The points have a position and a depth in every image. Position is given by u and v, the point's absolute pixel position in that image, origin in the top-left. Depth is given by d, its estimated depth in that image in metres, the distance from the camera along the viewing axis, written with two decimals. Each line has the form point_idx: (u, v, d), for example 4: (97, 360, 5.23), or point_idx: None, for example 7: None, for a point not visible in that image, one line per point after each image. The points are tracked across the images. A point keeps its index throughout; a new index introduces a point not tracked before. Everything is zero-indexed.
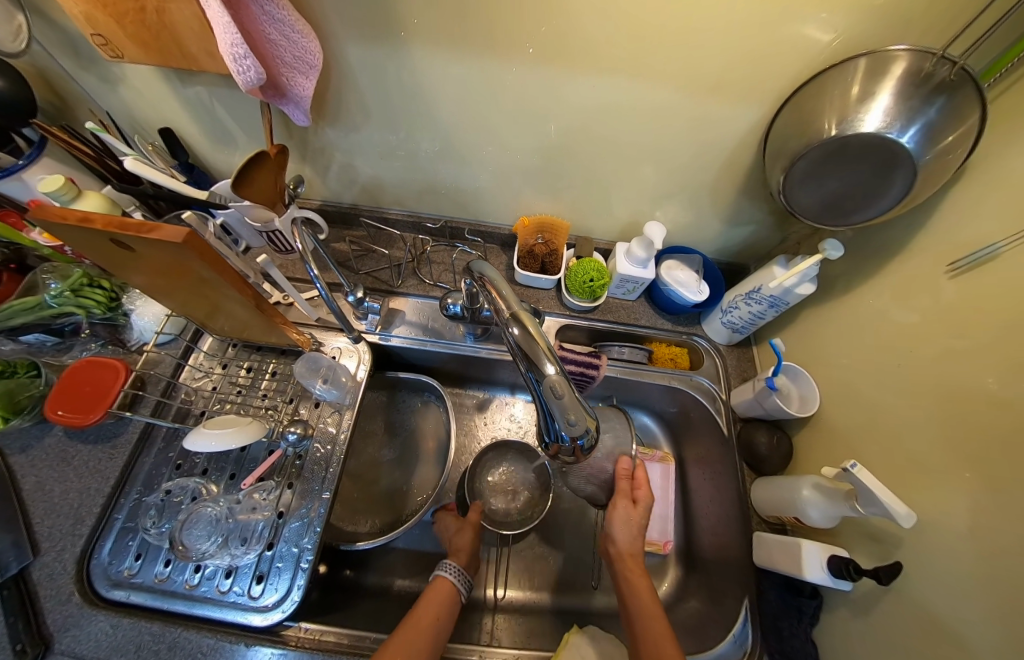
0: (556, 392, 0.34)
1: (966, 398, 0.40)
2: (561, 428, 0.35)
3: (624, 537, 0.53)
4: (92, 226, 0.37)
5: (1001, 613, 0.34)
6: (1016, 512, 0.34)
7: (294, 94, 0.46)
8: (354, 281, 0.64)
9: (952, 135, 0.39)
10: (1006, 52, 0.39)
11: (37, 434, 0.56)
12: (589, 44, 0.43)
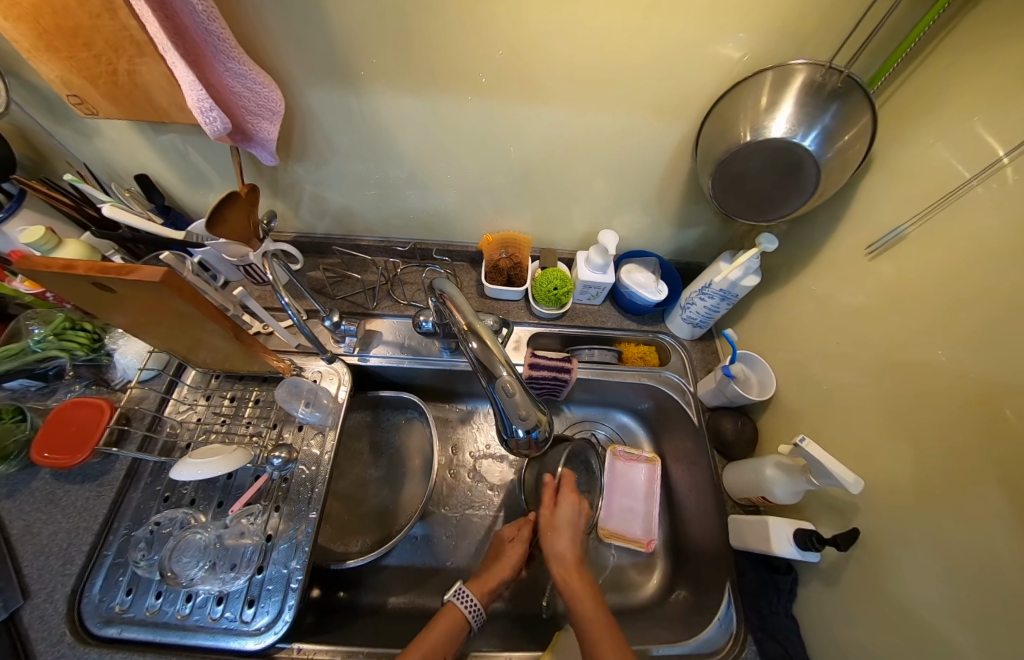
0: (509, 390, 0.37)
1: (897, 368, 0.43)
2: (514, 425, 0.38)
3: (559, 544, 0.56)
4: (75, 272, 0.39)
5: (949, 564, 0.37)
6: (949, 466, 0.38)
7: (260, 139, 0.50)
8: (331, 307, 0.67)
9: (848, 134, 0.44)
10: (888, 59, 0.45)
11: (24, 479, 0.56)
12: (528, 76, 0.48)
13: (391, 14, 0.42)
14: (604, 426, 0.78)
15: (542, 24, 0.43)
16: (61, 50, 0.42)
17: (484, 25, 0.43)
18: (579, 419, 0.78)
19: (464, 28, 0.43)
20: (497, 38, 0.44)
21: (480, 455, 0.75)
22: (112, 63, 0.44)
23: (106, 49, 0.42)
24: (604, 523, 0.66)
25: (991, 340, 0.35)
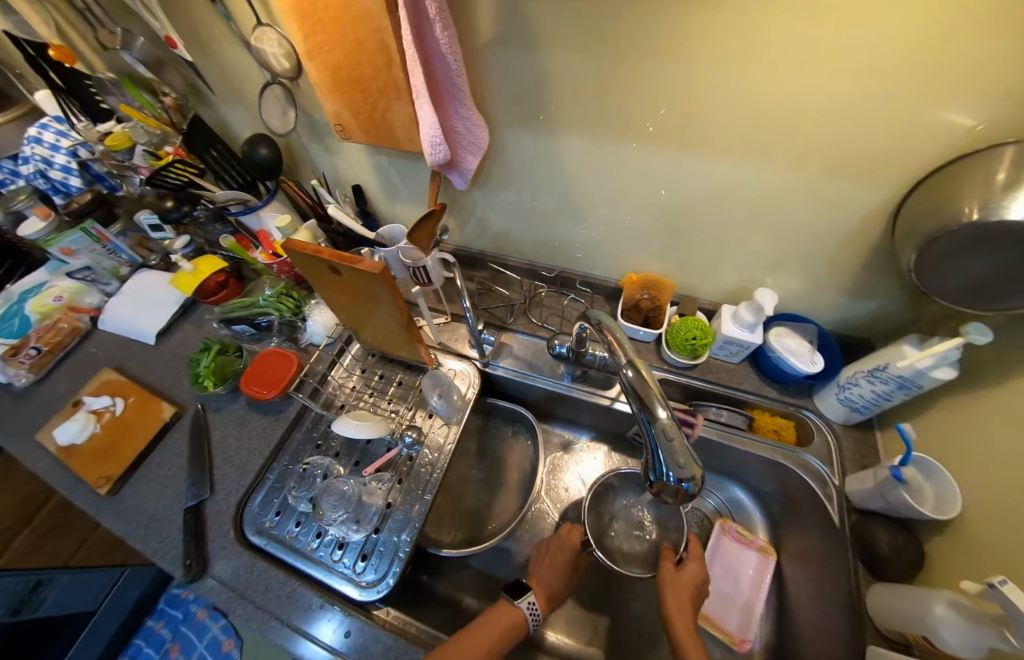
0: (668, 434, 0.37)
1: None
2: (668, 471, 0.38)
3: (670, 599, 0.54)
4: (323, 256, 0.51)
5: None
6: None
7: (460, 167, 0.59)
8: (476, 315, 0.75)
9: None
10: None
11: (228, 400, 0.73)
12: (704, 129, 0.50)
13: (592, 71, 0.49)
14: (714, 496, 0.73)
15: (732, 85, 0.44)
16: (344, 95, 0.57)
17: (670, 81, 0.46)
18: None
19: (651, 84, 0.48)
20: (682, 95, 0.47)
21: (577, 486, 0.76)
22: (374, 104, 0.57)
23: (374, 95, 0.55)
24: None
25: None
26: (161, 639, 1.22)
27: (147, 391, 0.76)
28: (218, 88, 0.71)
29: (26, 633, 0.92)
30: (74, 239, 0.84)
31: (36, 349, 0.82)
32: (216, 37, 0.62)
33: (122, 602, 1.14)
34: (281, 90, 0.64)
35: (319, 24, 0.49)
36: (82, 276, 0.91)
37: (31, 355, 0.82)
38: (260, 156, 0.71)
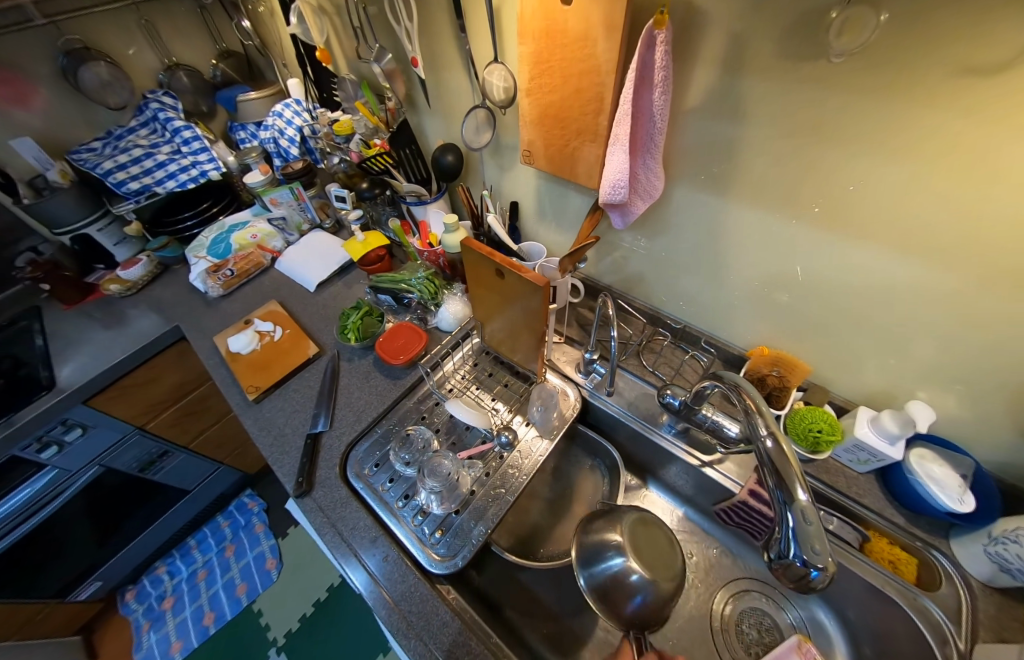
0: (806, 518, 0.37)
1: None
2: (798, 553, 0.37)
3: None
4: (494, 259, 0.58)
5: None
6: None
7: (624, 210, 0.64)
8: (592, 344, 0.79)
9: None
10: None
11: (359, 355, 0.84)
12: (888, 225, 0.49)
13: (787, 150, 0.51)
14: (791, 608, 0.68)
15: (938, 188, 0.43)
16: (545, 130, 0.66)
17: (864, 174, 0.47)
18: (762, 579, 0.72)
19: (842, 173, 0.49)
20: (874, 189, 0.47)
21: None
22: (567, 142, 0.65)
23: (571, 136, 0.63)
24: None
25: None
26: (224, 533, 1.42)
27: (300, 327, 0.91)
28: (430, 103, 0.85)
29: (144, 485, 1.16)
30: (283, 193, 1.05)
31: (231, 271, 1.03)
32: (449, 63, 0.75)
33: (210, 490, 1.37)
34: (485, 113, 0.74)
35: (548, 71, 0.59)
36: (276, 224, 1.12)
37: (226, 275, 1.03)
38: (445, 162, 0.83)
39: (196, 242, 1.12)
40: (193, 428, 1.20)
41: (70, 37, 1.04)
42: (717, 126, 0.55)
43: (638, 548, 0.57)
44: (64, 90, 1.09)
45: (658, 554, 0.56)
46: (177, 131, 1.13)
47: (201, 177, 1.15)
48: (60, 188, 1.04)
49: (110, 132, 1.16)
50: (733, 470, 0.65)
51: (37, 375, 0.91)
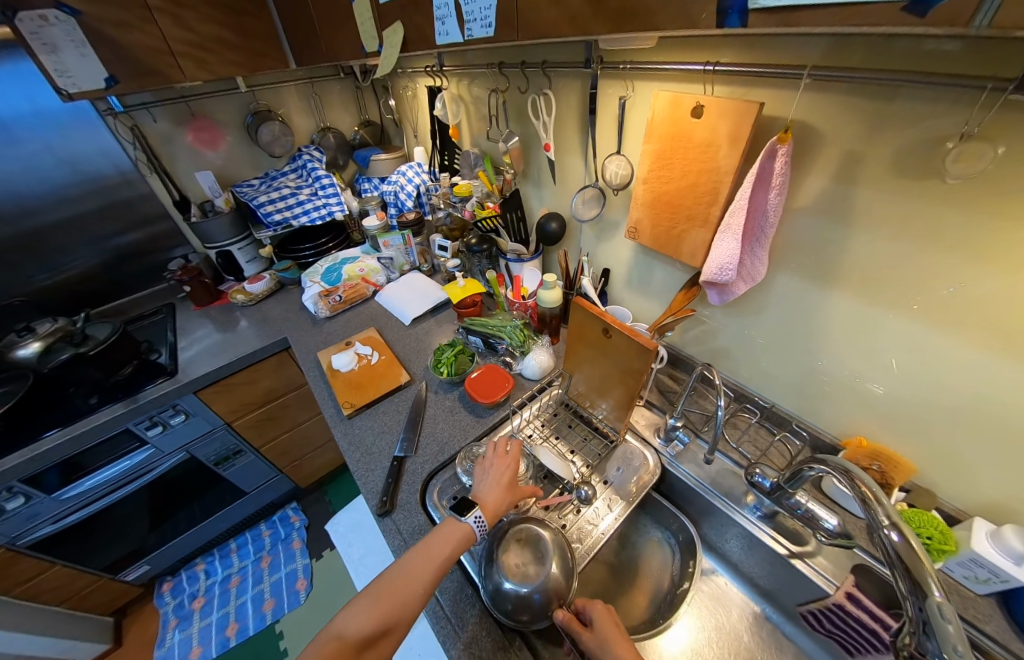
0: (944, 615, 0.39)
1: None
2: (939, 649, 0.39)
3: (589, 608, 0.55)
4: (604, 320, 0.64)
5: None
6: None
7: (725, 289, 0.69)
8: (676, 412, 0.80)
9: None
10: None
11: (445, 389, 0.89)
12: (1013, 335, 0.49)
13: (895, 252, 0.55)
14: None
15: None
16: (654, 213, 0.75)
17: (983, 284, 0.49)
18: None
19: (959, 280, 0.51)
20: (992, 297, 0.49)
21: (726, 634, 0.71)
22: (675, 225, 0.73)
23: (680, 221, 0.71)
24: None
25: None
26: (263, 543, 1.45)
27: (394, 355, 0.97)
28: (543, 177, 0.97)
29: (213, 478, 1.23)
30: (395, 239, 1.20)
31: (339, 296, 1.14)
32: (568, 150, 0.88)
33: (260, 497, 1.42)
34: (596, 192, 0.85)
35: (668, 166, 0.68)
36: (384, 262, 1.24)
37: (335, 299, 1.14)
38: (549, 227, 0.94)
39: (312, 268, 1.28)
40: (268, 433, 1.28)
41: (259, 102, 1.32)
42: (825, 225, 0.60)
43: (510, 552, 0.59)
44: (242, 139, 1.36)
45: (536, 560, 0.58)
46: (318, 178, 1.36)
47: (329, 216, 1.35)
48: (222, 212, 1.25)
49: (266, 174, 1.40)
50: (829, 570, 0.61)
51: (165, 362, 1.05)
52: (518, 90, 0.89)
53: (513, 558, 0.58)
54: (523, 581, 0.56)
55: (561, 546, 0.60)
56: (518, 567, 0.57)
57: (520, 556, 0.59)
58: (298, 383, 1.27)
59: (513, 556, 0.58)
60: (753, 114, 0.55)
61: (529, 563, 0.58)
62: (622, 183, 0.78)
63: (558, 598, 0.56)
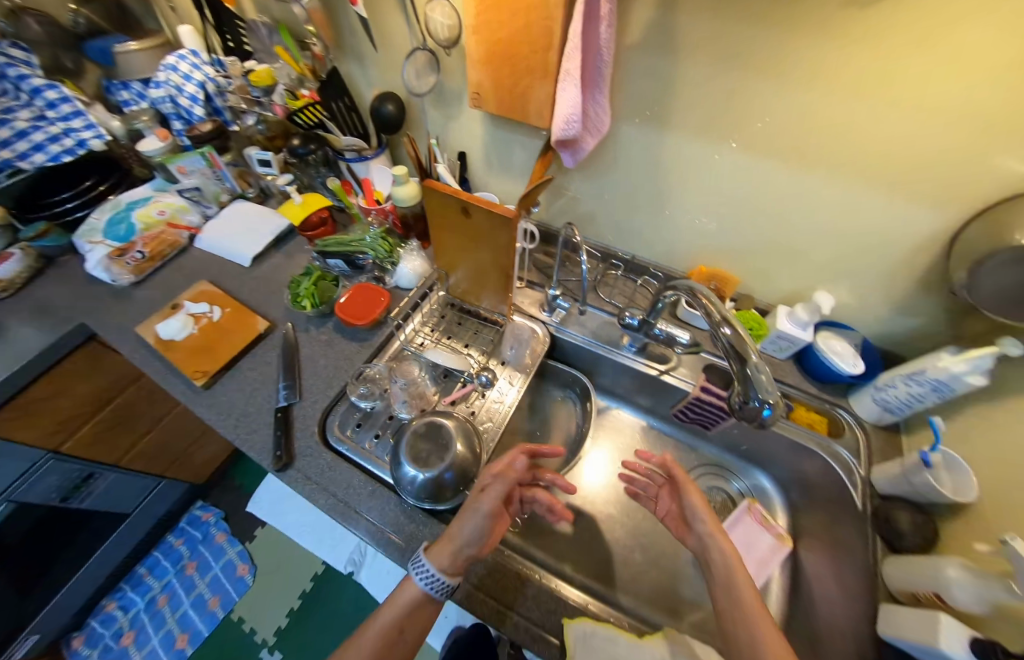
0: (759, 370, 0.50)
1: None
2: (757, 396, 0.51)
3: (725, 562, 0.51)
4: (459, 197, 0.58)
5: None
6: None
7: (576, 147, 0.67)
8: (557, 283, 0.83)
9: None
10: None
11: (316, 323, 0.79)
12: (796, 145, 0.57)
13: (710, 80, 0.57)
14: (740, 481, 0.83)
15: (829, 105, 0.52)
16: (495, 71, 0.66)
17: (775, 101, 0.54)
18: (717, 462, 0.85)
19: (759, 101, 0.56)
20: (782, 112, 0.55)
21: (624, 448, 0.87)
22: (518, 82, 0.66)
23: (522, 75, 0.64)
24: None
25: None
26: (179, 552, 1.28)
27: (242, 304, 0.82)
28: (365, 46, 0.78)
29: (73, 519, 0.98)
30: (193, 160, 0.91)
31: (140, 253, 0.88)
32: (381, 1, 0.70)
33: (149, 513, 1.21)
34: (429, 55, 0.72)
35: (496, 5, 0.58)
36: (189, 196, 0.97)
37: (136, 258, 0.87)
38: (386, 112, 0.80)
39: (84, 227, 0.93)
40: (120, 444, 1.04)
41: None
42: (655, 60, 0.59)
43: (416, 447, 0.59)
44: None
45: (441, 445, 0.60)
46: (36, 92, 0.88)
47: (79, 148, 0.94)
48: None
49: None
50: (686, 374, 0.75)
51: None
52: None
53: (416, 447, 0.59)
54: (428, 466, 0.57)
55: (465, 428, 0.63)
56: (422, 455, 0.59)
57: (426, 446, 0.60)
58: (136, 373, 1.01)
59: (417, 449, 0.59)
60: None
61: (436, 454, 0.59)
62: (452, 38, 0.67)
63: (469, 471, 0.60)
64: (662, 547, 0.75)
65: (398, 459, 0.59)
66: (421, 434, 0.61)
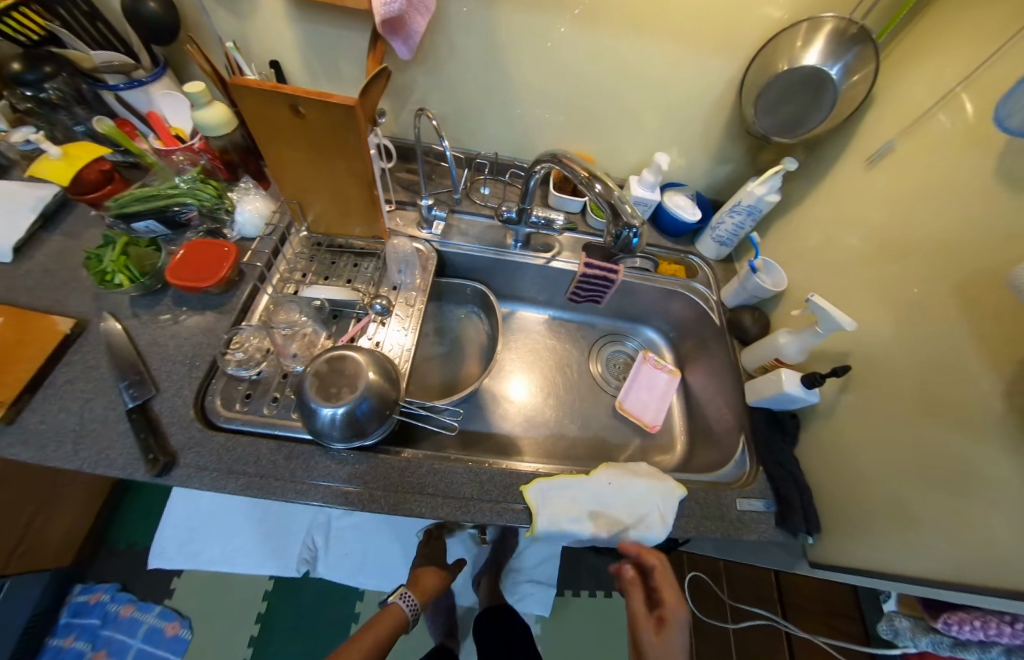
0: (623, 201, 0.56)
1: (888, 258, 0.56)
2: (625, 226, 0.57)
3: None
4: (280, 91, 0.49)
5: (923, 382, 0.50)
6: (928, 318, 0.50)
7: (407, 32, 0.61)
8: (430, 195, 0.79)
9: (879, 31, 0.59)
10: (897, 12, 0.57)
11: (148, 304, 0.64)
12: (617, 6, 0.60)
13: None
14: (633, 340, 0.96)
15: None
16: None
17: None
18: (611, 331, 0.96)
19: None
20: None
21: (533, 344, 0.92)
22: None
23: None
24: (623, 400, 0.86)
25: (949, 224, 0.49)
26: (77, 650, 0.97)
27: (22, 310, 0.58)
28: None
29: None
30: None
31: None
32: None
33: (5, 632, 0.88)
34: None
35: None
36: None
37: None
38: (146, 10, 0.60)
39: None
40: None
41: None
42: None
43: (323, 385, 0.53)
44: None
45: (349, 376, 0.54)
46: None
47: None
48: None
49: None
50: (569, 256, 0.81)
51: None
52: None
53: (321, 386, 0.53)
54: (341, 403, 0.52)
55: (379, 358, 0.58)
56: (331, 392, 0.53)
57: (336, 380, 0.54)
58: None
59: (323, 390, 0.53)
60: None
61: (348, 386, 0.54)
62: None
63: (390, 397, 0.56)
64: (591, 417, 0.85)
65: (306, 405, 0.53)
66: (324, 373, 0.54)
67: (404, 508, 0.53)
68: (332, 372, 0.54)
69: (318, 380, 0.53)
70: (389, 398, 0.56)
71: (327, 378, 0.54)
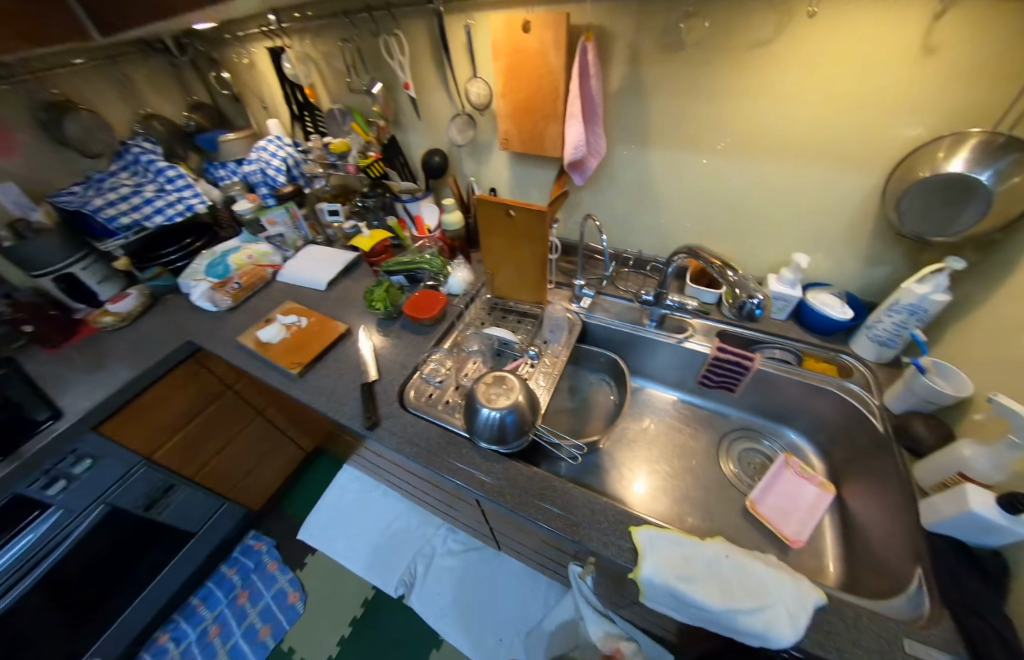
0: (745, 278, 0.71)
1: None
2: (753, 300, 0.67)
3: None
4: (508, 203, 0.78)
5: None
6: None
7: (583, 168, 0.89)
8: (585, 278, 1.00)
9: None
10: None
11: (387, 324, 0.95)
12: (750, 142, 0.77)
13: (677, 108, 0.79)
14: (773, 441, 0.91)
15: (763, 112, 0.72)
16: (519, 121, 0.90)
17: (727, 113, 0.75)
18: (750, 425, 0.94)
19: (715, 116, 0.77)
20: (733, 121, 0.76)
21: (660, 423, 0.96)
22: (535, 128, 0.89)
23: (539, 122, 0.88)
24: (756, 501, 0.80)
25: None
26: (233, 581, 1.23)
27: (324, 315, 0.97)
28: (416, 117, 1.06)
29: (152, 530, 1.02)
30: (279, 213, 1.12)
31: (238, 283, 1.04)
32: (432, 88, 0.98)
33: (207, 542, 1.21)
34: (466, 118, 0.97)
35: (518, 79, 0.84)
36: (273, 242, 1.16)
37: (234, 287, 1.03)
38: (434, 162, 1.03)
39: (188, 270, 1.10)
40: (192, 459, 1.07)
41: (51, 92, 1.03)
42: (632, 99, 0.82)
43: (487, 392, 0.70)
44: (42, 142, 1.04)
45: (507, 390, 0.70)
46: (161, 172, 1.12)
47: (186, 209, 1.14)
48: (45, 230, 0.98)
49: (88, 177, 1.10)
50: (702, 338, 0.89)
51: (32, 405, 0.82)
52: (370, 37, 0.94)
53: (486, 393, 0.70)
54: (499, 408, 0.67)
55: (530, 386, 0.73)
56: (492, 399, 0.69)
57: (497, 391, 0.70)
58: (221, 390, 1.08)
59: (486, 396, 0.69)
60: (563, 21, 0.73)
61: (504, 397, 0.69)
62: (485, 104, 0.92)
63: (530, 417, 0.69)
64: (721, 515, 0.80)
65: (473, 406, 0.70)
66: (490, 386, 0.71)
67: (527, 512, 0.62)
68: (495, 385, 0.71)
69: (485, 389, 0.70)
70: (530, 417, 0.70)
71: (490, 388, 0.71)
